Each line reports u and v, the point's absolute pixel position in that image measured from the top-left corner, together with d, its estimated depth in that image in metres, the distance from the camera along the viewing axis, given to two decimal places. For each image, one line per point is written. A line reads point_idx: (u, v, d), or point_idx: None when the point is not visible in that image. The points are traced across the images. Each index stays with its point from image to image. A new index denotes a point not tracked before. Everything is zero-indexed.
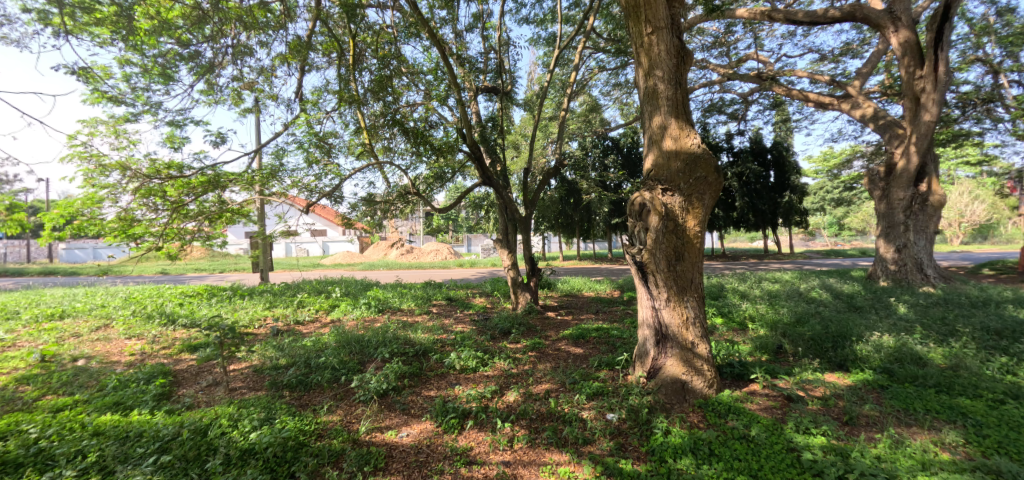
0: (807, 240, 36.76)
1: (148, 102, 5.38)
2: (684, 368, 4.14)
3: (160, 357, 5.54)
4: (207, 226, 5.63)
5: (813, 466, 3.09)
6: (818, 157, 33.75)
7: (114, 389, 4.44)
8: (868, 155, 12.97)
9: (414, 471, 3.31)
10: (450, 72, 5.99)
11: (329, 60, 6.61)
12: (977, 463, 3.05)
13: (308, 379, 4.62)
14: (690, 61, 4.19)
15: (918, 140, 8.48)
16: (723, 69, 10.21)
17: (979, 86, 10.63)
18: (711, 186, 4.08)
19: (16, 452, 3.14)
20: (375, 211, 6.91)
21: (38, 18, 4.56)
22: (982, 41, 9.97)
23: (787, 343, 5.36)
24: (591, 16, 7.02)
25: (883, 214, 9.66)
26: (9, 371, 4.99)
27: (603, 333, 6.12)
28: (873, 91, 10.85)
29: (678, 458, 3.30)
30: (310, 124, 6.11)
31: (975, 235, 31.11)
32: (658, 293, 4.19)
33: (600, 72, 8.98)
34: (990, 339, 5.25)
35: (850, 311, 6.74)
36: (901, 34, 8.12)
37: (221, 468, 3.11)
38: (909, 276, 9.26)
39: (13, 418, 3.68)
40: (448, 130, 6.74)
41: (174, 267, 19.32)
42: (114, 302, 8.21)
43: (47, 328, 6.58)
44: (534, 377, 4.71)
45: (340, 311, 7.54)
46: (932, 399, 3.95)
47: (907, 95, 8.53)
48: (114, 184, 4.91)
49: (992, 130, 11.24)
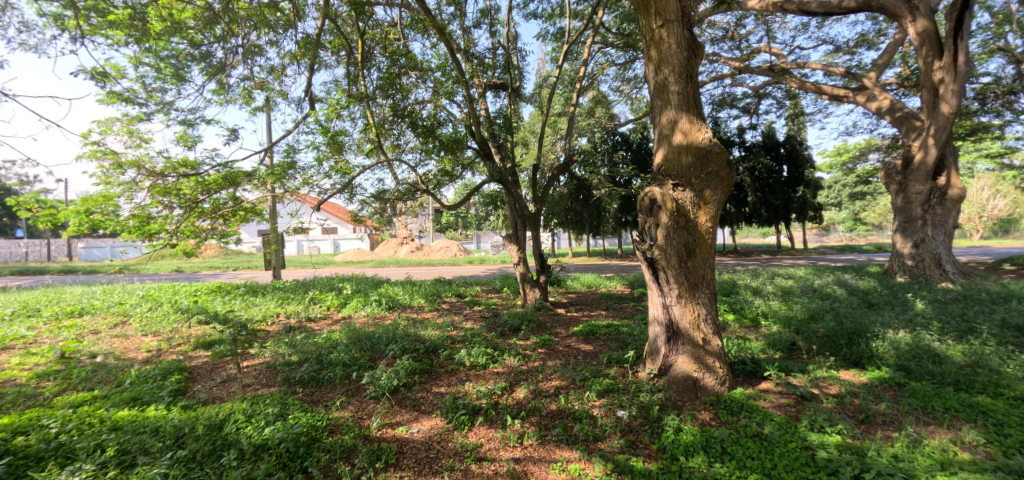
0: (820, 236, 35.96)
1: (161, 102, 5.38)
2: (696, 366, 4.08)
3: (175, 354, 5.65)
4: (221, 224, 5.58)
5: (828, 465, 3.05)
6: (831, 151, 33.15)
7: (132, 385, 4.54)
8: (883, 149, 12.74)
9: (425, 467, 3.33)
10: (458, 68, 5.91)
11: (339, 58, 6.56)
12: (999, 463, 2.98)
13: (320, 376, 4.66)
14: (702, 54, 4.11)
15: (937, 132, 8.29)
16: (735, 62, 10.04)
17: (1001, 77, 10.33)
18: (723, 180, 4.04)
19: (37, 446, 3.22)
20: (385, 208, 6.94)
21: (54, 22, 4.62)
22: (1003, 31, 9.70)
23: (800, 340, 5.25)
24: (599, 10, 6.92)
25: (901, 208, 9.52)
26: (31, 367, 5.15)
27: (613, 329, 6.08)
28: (890, 82, 10.58)
29: (690, 456, 3.27)
30: (321, 122, 6.07)
31: (997, 230, 30.30)
32: (669, 290, 4.13)
33: (609, 66, 8.89)
34: (1011, 335, 5.13)
35: (865, 307, 6.64)
36: (918, 24, 7.88)
37: (235, 463, 3.16)
38: (928, 271, 9.04)
39: (35, 413, 3.78)
40: (457, 127, 6.72)
41: (189, 266, 19.58)
42: (131, 299, 8.39)
43: (67, 325, 6.74)
44: (544, 374, 4.70)
45: (351, 308, 7.61)
46: (951, 397, 3.87)
47: (925, 87, 8.33)
48: (130, 182, 4.97)
49: (1014, 122, 10.93)
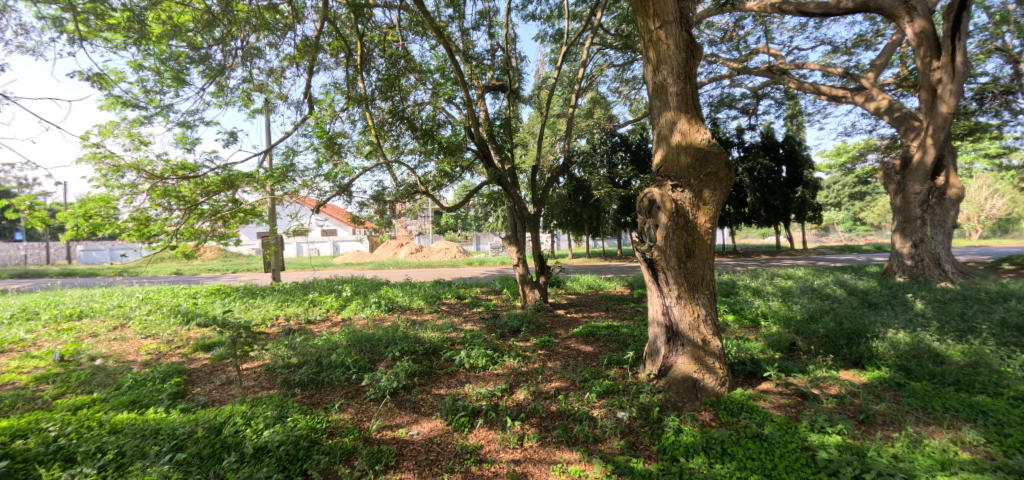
0: (820, 236, 36.00)
1: (160, 105, 5.37)
2: (696, 366, 4.09)
3: (175, 356, 5.64)
4: (221, 226, 5.56)
5: (828, 465, 3.05)
6: (831, 152, 33.24)
7: (131, 388, 4.52)
8: (882, 149, 12.77)
9: (424, 469, 3.33)
10: (457, 70, 5.90)
11: (338, 60, 6.57)
12: (999, 463, 2.98)
13: (320, 378, 4.66)
14: (700, 55, 4.11)
15: (935, 132, 8.31)
16: (733, 63, 10.06)
17: (999, 77, 10.37)
18: (722, 181, 4.04)
19: (36, 450, 3.21)
20: (385, 210, 6.93)
21: (53, 25, 4.63)
22: (1001, 31, 9.73)
23: (800, 341, 5.25)
24: (598, 11, 6.94)
25: (899, 208, 9.53)
26: (30, 370, 5.13)
27: (613, 331, 6.08)
28: (888, 83, 10.61)
29: (690, 457, 3.27)
30: (320, 125, 6.07)
31: (996, 230, 30.38)
32: (669, 291, 4.13)
33: (608, 67, 8.91)
34: (1011, 335, 5.13)
35: (864, 307, 6.64)
36: (916, 24, 7.89)
37: (235, 465, 3.15)
38: (927, 271, 9.05)
39: (34, 416, 3.77)
40: (456, 128, 6.72)
41: (189, 268, 19.57)
42: (130, 302, 8.37)
43: (66, 328, 6.73)
44: (544, 376, 4.70)
45: (350, 310, 7.59)
46: (951, 397, 3.87)
47: (923, 87, 8.34)
48: (130, 184, 4.97)
49: (1012, 121, 10.96)
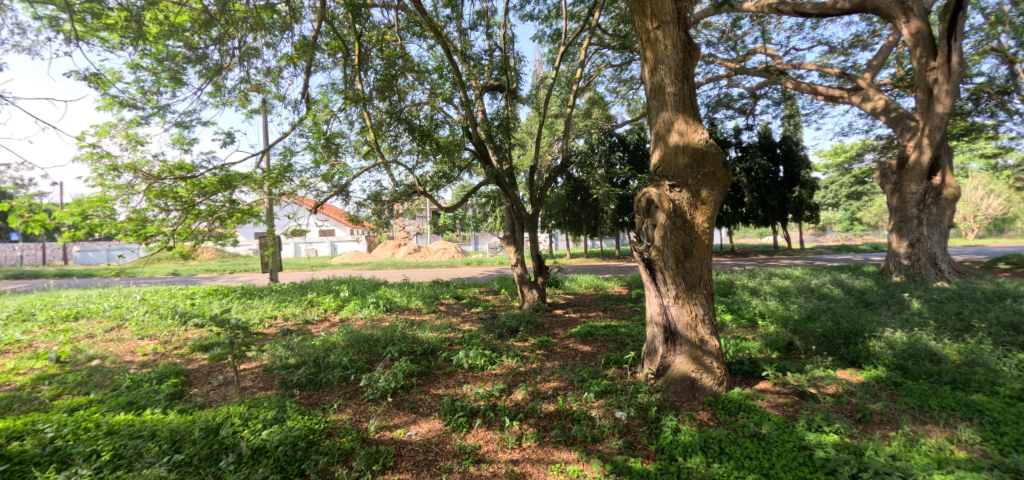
0: (817, 236, 36.10)
1: (158, 105, 5.35)
2: (694, 366, 4.10)
3: (172, 357, 5.63)
4: (218, 226, 5.54)
5: (826, 464, 3.06)
6: (828, 151, 33.34)
7: (127, 389, 4.50)
8: (878, 149, 12.82)
9: (423, 470, 3.32)
10: (455, 70, 5.89)
11: (336, 60, 6.56)
12: (995, 461, 2.99)
13: (318, 378, 4.65)
14: (697, 55, 4.13)
15: (931, 132, 8.34)
16: (731, 63, 10.08)
17: (995, 77, 10.41)
18: (719, 180, 4.05)
19: (33, 451, 3.19)
20: (383, 210, 6.93)
21: (49, 25, 4.61)
22: (996, 31, 9.78)
23: (797, 340, 5.26)
24: (596, 11, 6.95)
25: (896, 207, 9.57)
26: (26, 371, 5.11)
27: (611, 330, 6.08)
28: (884, 83, 10.66)
29: (688, 456, 3.28)
30: (318, 125, 6.06)
31: (992, 229, 30.55)
32: (667, 291, 4.14)
33: (606, 67, 8.92)
34: (1007, 334, 5.15)
35: (861, 306, 6.66)
36: (912, 25, 7.92)
37: (233, 466, 3.15)
38: (923, 271, 9.09)
39: (30, 417, 3.75)
40: (454, 128, 6.72)
41: (186, 268, 19.50)
42: (127, 303, 8.34)
43: (62, 329, 6.70)
44: (542, 375, 4.70)
45: (348, 311, 7.58)
46: (947, 396, 3.89)
47: (919, 87, 8.38)
48: (127, 184, 4.95)
49: (1007, 121, 11.02)
